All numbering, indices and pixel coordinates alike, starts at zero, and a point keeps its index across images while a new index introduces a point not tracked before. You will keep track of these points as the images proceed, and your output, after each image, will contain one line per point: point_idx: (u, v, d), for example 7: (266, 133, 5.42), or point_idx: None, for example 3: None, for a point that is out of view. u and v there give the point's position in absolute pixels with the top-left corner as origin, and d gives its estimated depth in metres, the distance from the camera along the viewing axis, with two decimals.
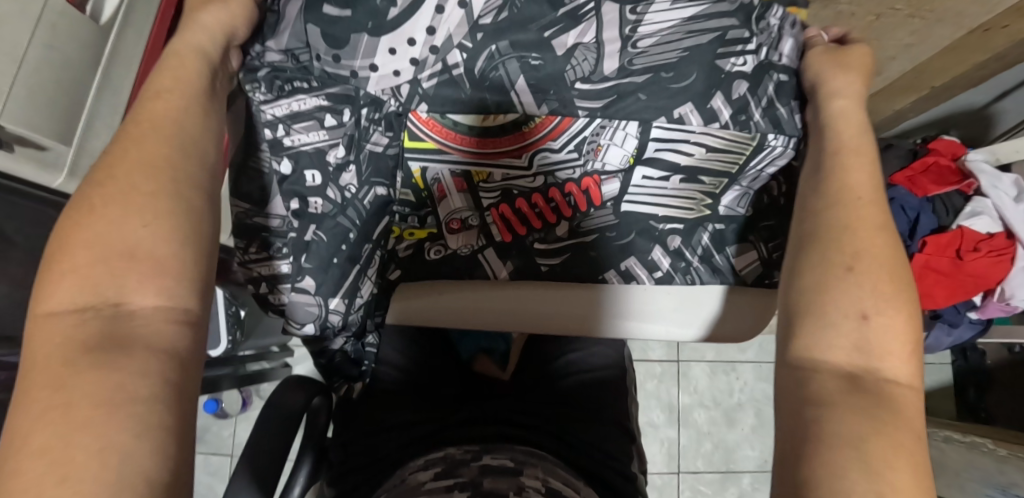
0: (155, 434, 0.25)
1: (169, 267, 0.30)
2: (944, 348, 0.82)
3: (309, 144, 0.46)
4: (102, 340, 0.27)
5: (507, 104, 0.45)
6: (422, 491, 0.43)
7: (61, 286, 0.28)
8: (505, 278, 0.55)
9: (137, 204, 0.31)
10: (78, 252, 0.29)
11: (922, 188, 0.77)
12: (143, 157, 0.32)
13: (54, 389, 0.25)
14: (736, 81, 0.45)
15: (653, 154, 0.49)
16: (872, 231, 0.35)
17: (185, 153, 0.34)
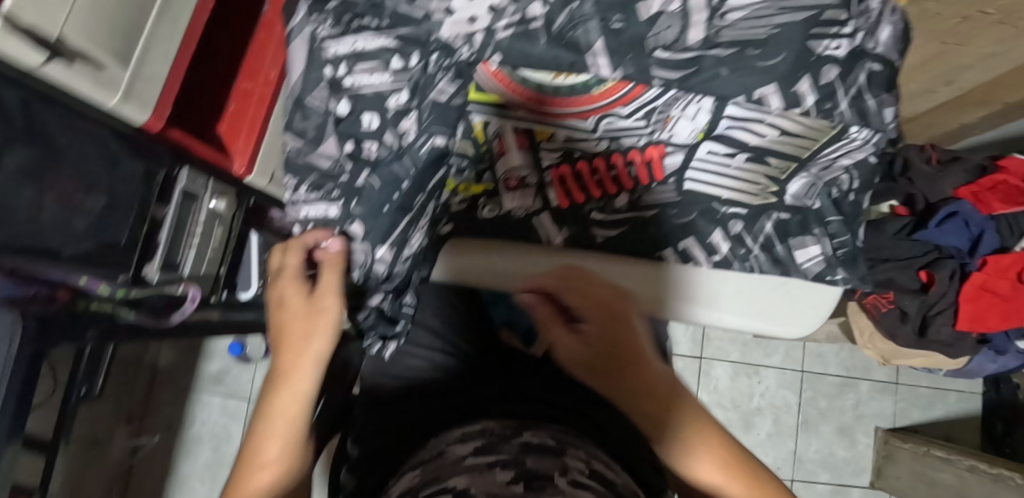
0: None
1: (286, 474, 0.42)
2: (988, 374, 0.80)
3: (369, 86, 0.44)
4: None
5: (582, 65, 0.42)
6: (463, 466, 0.43)
7: (252, 484, 0.41)
8: (557, 245, 0.56)
9: (286, 424, 0.43)
10: (264, 458, 0.42)
11: (987, 207, 0.72)
12: (269, 447, 0.42)
13: None
14: (827, 66, 0.42)
15: (723, 131, 0.46)
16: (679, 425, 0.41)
17: (288, 476, 0.42)
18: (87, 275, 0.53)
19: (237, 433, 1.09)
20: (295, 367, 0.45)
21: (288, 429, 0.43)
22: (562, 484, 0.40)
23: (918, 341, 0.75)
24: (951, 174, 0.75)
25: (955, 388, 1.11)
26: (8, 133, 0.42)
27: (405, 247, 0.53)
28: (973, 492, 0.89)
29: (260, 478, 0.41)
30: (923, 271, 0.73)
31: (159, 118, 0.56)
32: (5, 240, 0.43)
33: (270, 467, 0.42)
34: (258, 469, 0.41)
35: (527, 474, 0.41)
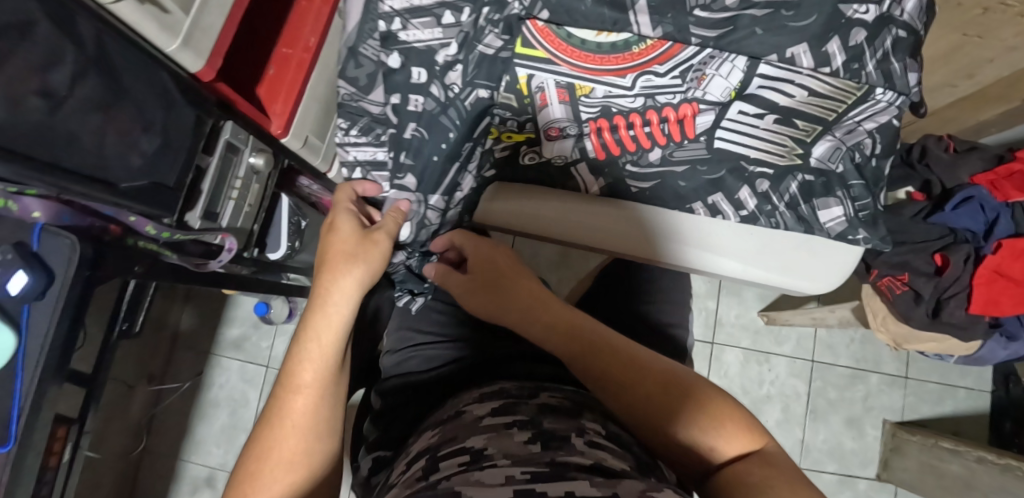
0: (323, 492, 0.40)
1: (326, 391, 0.42)
2: (1000, 362, 0.80)
3: (421, 41, 0.48)
4: (312, 430, 0.40)
5: (623, 23, 0.43)
6: (483, 425, 0.47)
7: (296, 399, 0.41)
8: (595, 193, 0.60)
9: (328, 344, 0.44)
10: (306, 374, 0.42)
11: (1003, 194, 0.74)
12: (311, 363, 0.42)
13: (289, 462, 0.39)
14: (856, 29, 0.43)
15: (756, 90, 0.49)
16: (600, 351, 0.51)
17: (326, 402, 0.42)
18: (137, 214, 0.54)
19: (253, 398, 1.12)
20: (332, 293, 0.46)
21: (324, 354, 0.43)
22: (578, 444, 0.42)
23: (931, 322, 0.75)
24: (968, 162, 0.77)
25: (964, 385, 1.11)
26: (81, 64, 0.43)
27: (450, 192, 0.59)
28: (981, 482, 0.89)
29: (300, 400, 0.41)
30: (938, 254, 0.74)
31: (212, 69, 0.57)
32: (73, 167, 0.45)
33: (312, 388, 0.41)
34: (297, 391, 0.41)
35: (543, 435, 0.43)
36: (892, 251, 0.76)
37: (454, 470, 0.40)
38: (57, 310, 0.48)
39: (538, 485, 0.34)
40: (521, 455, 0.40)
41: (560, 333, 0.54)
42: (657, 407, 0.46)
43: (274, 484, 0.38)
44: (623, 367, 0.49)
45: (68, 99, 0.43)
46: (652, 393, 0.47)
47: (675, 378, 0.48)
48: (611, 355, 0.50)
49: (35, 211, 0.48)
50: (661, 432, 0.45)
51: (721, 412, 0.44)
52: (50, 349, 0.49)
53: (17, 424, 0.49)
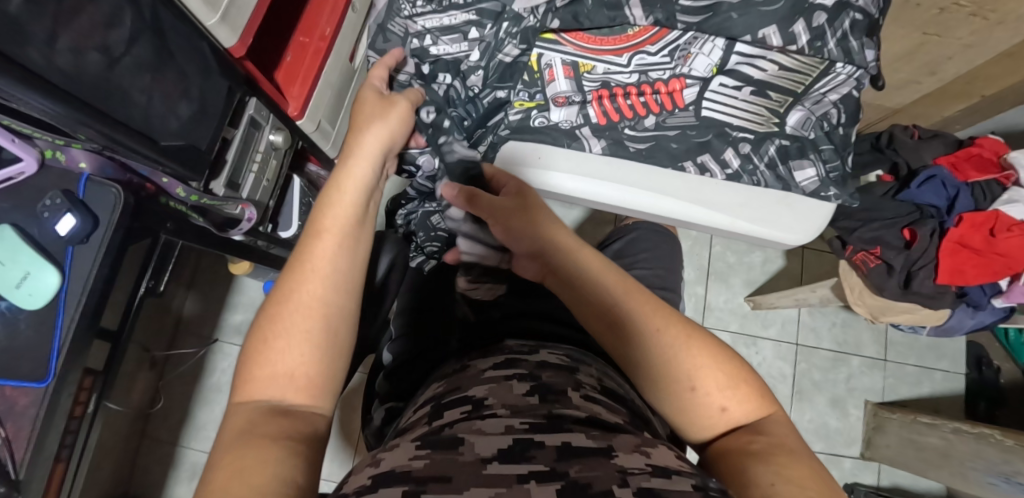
0: (338, 352, 0.38)
1: (349, 244, 0.41)
2: (966, 331, 0.87)
3: (450, 53, 0.57)
4: (333, 278, 0.39)
5: (621, 17, 0.51)
6: (484, 377, 0.49)
7: (320, 241, 0.40)
8: (597, 152, 0.60)
9: (350, 190, 0.43)
10: (331, 221, 0.41)
11: (963, 174, 0.82)
12: (336, 209, 0.42)
13: (304, 306, 0.37)
14: (817, 13, 0.49)
15: (734, 67, 0.55)
16: (615, 298, 0.44)
17: (348, 254, 0.40)
18: (169, 175, 0.60)
19: None
20: (358, 153, 0.46)
21: (348, 204, 0.42)
22: (575, 399, 0.44)
23: (903, 293, 0.81)
24: (931, 146, 0.85)
25: (940, 368, 1.18)
26: (137, 27, 0.50)
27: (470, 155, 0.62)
28: (958, 452, 0.94)
29: (322, 242, 0.40)
30: (907, 229, 0.81)
31: (242, 45, 0.61)
32: (123, 119, 0.50)
33: (335, 237, 0.40)
34: (320, 237, 0.40)
35: (541, 387, 0.45)
36: (866, 227, 0.82)
37: (457, 416, 0.41)
38: (101, 252, 0.53)
39: (537, 435, 0.35)
40: (519, 405, 0.42)
41: (572, 273, 0.46)
42: (681, 362, 0.40)
43: (285, 319, 0.37)
44: (652, 317, 0.42)
45: (124, 57, 0.50)
46: (682, 349, 0.41)
47: (704, 341, 0.42)
48: (628, 298, 0.43)
49: (82, 162, 0.55)
50: (672, 393, 0.41)
51: (737, 377, 0.41)
52: (91, 287, 0.53)
53: (59, 359, 0.53)
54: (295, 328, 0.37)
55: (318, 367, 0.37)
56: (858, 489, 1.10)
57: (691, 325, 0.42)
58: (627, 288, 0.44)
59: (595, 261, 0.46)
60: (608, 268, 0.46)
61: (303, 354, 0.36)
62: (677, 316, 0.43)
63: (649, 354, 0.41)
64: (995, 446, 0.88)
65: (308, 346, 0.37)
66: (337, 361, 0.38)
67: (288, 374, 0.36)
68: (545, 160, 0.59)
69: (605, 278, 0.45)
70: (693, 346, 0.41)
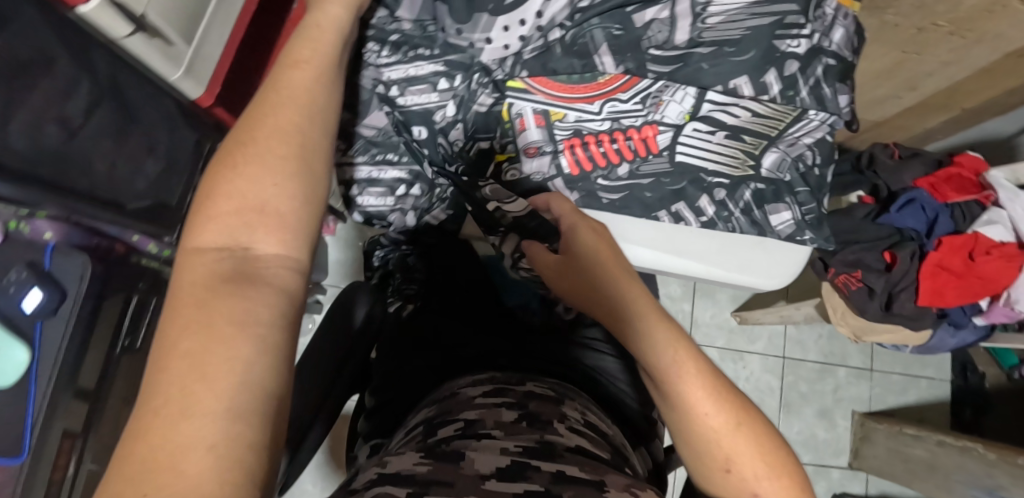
0: (316, 206, 0.31)
1: (323, 72, 0.34)
2: (948, 349, 0.88)
3: (419, 104, 0.55)
4: (309, 108, 0.32)
5: (591, 66, 0.51)
6: (474, 404, 0.48)
7: (291, 67, 0.33)
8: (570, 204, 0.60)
9: (319, 26, 0.36)
10: (304, 50, 0.34)
11: (943, 196, 0.82)
12: (310, 40, 0.35)
13: (277, 130, 0.31)
14: (789, 61, 0.50)
15: (707, 114, 0.54)
16: (679, 364, 0.38)
17: (327, 85, 0.34)
18: (141, 232, 0.60)
19: None
20: None
21: (324, 36, 0.36)
22: (560, 428, 0.45)
23: (884, 315, 0.82)
24: (910, 167, 0.85)
25: (925, 375, 1.19)
26: (95, 95, 0.51)
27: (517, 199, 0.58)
28: (943, 463, 0.96)
29: (297, 66, 0.33)
30: (887, 252, 0.81)
31: (212, 94, 0.60)
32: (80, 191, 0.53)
33: (309, 65, 0.34)
34: (292, 64, 0.33)
35: (529, 416, 0.46)
36: (847, 249, 0.82)
37: (450, 434, 0.42)
38: (72, 327, 0.55)
39: (533, 459, 0.37)
40: (512, 428, 0.43)
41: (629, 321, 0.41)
42: (721, 445, 0.37)
43: (255, 142, 0.30)
44: (706, 400, 0.37)
45: (83, 128, 0.51)
46: (725, 435, 0.37)
47: (756, 431, 0.38)
48: (687, 368, 0.38)
49: (48, 231, 0.55)
50: (702, 465, 0.39)
51: (778, 471, 0.38)
52: (62, 365, 0.55)
53: (33, 432, 0.54)
54: (269, 152, 0.30)
55: (295, 203, 0.30)
56: None
57: (739, 406, 0.38)
58: (684, 360, 0.38)
59: (661, 320, 0.40)
60: (674, 332, 0.39)
61: (273, 188, 0.29)
62: (735, 396, 0.38)
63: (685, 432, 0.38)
64: (979, 460, 0.90)
65: (278, 173, 0.29)
66: (316, 217, 0.31)
67: (257, 210, 0.29)
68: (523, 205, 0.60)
69: (667, 337, 0.39)
70: (736, 431, 0.37)
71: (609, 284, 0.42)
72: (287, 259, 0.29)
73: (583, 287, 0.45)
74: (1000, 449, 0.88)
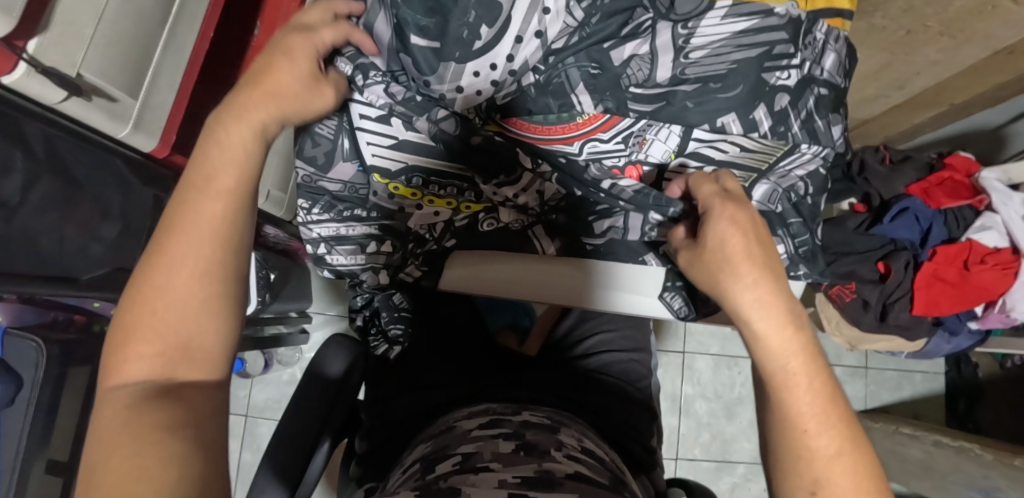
0: (231, 334, 0.34)
1: (240, 197, 0.35)
2: (942, 355, 0.87)
3: (387, 157, 0.51)
4: (226, 242, 0.34)
5: (568, 106, 0.46)
6: (470, 437, 0.41)
7: (209, 196, 0.34)
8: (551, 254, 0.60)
9: (248, 134, 0.36)
10: (227, 172, 0.35)
11: (936, 201, 0.80)
12: (228, 158, 0.35)
13: (199, 272, 0.32)
14: (779, 94, 0.46)
15: (693, 151, 0.50)
16: (801, 356, 0.37)
17: (245, 214, 0.35)
18: (102, 299, 0.56)
19: (234, 448, 1.08)
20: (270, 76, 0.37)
21: (246, 147, 0.36)
22: (556, 455, 0.38)
23: (879, 325, 0.81)
24: (902, 174, 0.82)
25: (920, 369, 1.19)
26: (31, 168, 0.47)
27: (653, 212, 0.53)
28: (940, 464, 0.96)
29: (213, 194, 0.34)
30: (881, 263, 0.79)
31: (166, 145, 0.56)
32: (32, 268, 0.49)
33: (231, 194, 0.35)
34: (210, 196, 0.34)
35: (525, 445, 0.39)
36: (842, 260, 0.79)
37: (449, 468, 0.36)
38: (32, 411, 0.51)
39: (532, 491, 0.32)
40: (510, 458, 0.37)
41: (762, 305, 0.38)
42: (813, 466, 0.34)
43: (175, 283, 0.32)
44: (816, 411, 0.35)
45: (24, 203, 0.47)
46: (822, 454, 0.34)
47: (864, 461, 0.34)
48: (807, 368, 0.36)
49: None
50: (789, 488, 0.35)
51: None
52: (24, 448, 0.51)
53: None
54: (188, 292, 0.32)
55: (216, 338, 0.33)
56: None
57: (851, 430, 0.35)
58: (798, 367, 0.36)
59: (784, 321, 0.38)
60: (799, 337, 0.37)
61: (192, 325, 0.32)
62: (847, 415, 0.35)
63: (779, 439, 0.36)
64: (975, 460, 0.90)
65: (196, 313, 0.32)
66: (230, 339, 0.34)
67: (180, 348, 0.31)
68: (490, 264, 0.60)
69: (794, 328, 0.37)
70: (834, 451, 0.34)
71: (728, 276, 0.40)
72: (212, 390, 0.32)
73: (702, 261, 0.42)
74: (997, 450, 0.88)
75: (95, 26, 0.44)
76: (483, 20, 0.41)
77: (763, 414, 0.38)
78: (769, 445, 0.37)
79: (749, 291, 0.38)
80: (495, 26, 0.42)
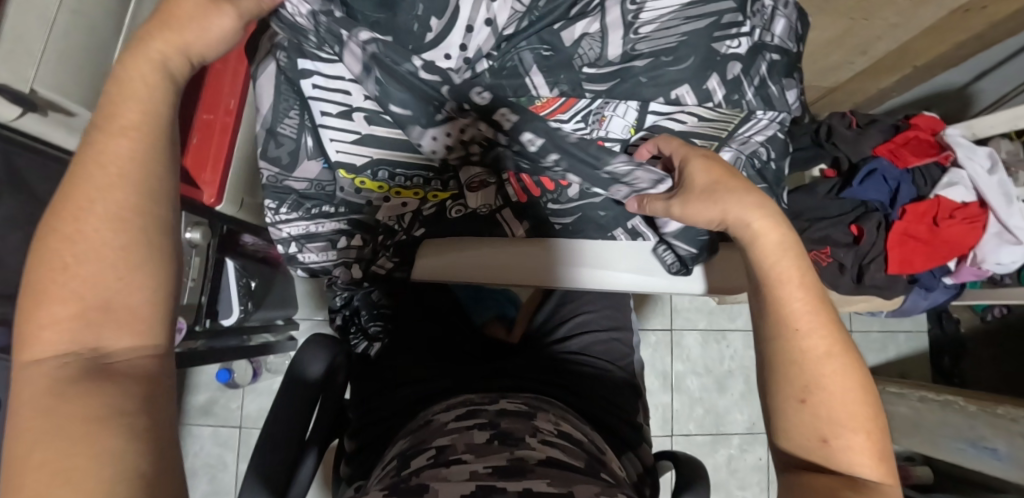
0: (163, 294, 0.30)
1: (150, 140, 0.32)
2: (921, 311, 0.89)
3: (349, 153, 0.51)
4: (137, 184, 0.30)
5: (522, 89, 0.44)
6: (446, 430, 0.42)
7: (116, 139, 0.31)
8: (521, 236, 0.61)
9: (151, 73, 0.33)
10: (130, 113, 0.32)
11: (904, 160, 0.81)
12: (136, 97, 0.32)
13: (112, 218, 0.29)
14: (731, 63, 0.47)
15: (653, 124, 0.50)
16: (790, 263, 0.41)
17: (159, 159, 0.32)
18: None
19: (231, 460, 1.07)
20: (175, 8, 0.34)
21: (154, 92, 0.33)
22: (531, 442, 0.39)
23: (857, 287, 0.81)
24: (869, 136, 0.84)
25: (904, 330, 1.21)
26: None
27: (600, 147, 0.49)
28: (927, 419, 0.98)
29: (120, 137, 0.31)
30: (854, 225, 0.80)
31: None
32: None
33: (136, 133, 0.31)
34: (113, 132, 0.31)
35: (500, 435, 0.40)
36: (815, 227, 0.80)
37: (422, 463, 0.37)
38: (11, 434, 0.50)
39: (499, 481, 0.32)
40: (483, 449, 0.38)
41: (753, 218, 0.43)
42: (806, 364, 0.39)
43: (85, 232, 0.29)
44: (808, 317, 0.39)
45: None
46: (813, 347, 0.39)
47: (849, 363, 0.39)
48: (797, 273, 0.41)
49: None
50: (780, 394, 0.40)
51: (863, 416, 0.38)
52: None
53: None
54: (96, 243, 0.29)
55: (146, 294, 0.29)
56: None
57: (837, 326, 0.40)
58: (790, 275, 0.41)
59: (774, 230, 0.43)
60: (787, 241, 0.42)
61: (110, 283, 0.28)
62: (835, 321, 0.40)
63: (773, 343, 0.40)
64: (960, 412, 0.92)
65: (111, 266, 0.28)
66: (166, 298, 0.31)
67: (100, 308, 0.28)
68: (459, 250, 0.60)
69: (783, 236, 0.42)
70: (824, 348, 0.39)
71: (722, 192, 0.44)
72: (149, 356, 0.29)
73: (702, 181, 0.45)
74: (979, 401, 0.90)
75: (45, 41, 0.44)
76: (431, 12, 0.41)
77: (759, 325, 0.42)
78: (763, 353, 0.41)
79: (738, 203, 0.43)
80: (445, 17, 0.41)
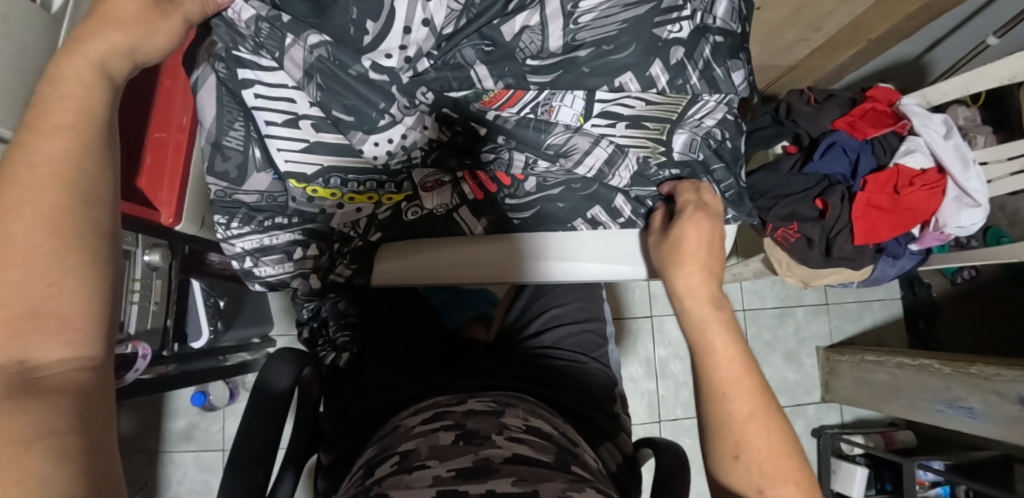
0: (97, 302, 0.30)
1: (86, 143, 0.31)
2: (891, 279, 0.90)
3: (298, 163, 0.50)
4: (70, 186, 0.30)
5: (466, 82, 0.44)
6: (411, 434, 0.41)
7: (45, 140, 0.30)
8: (480, 233, 0.60)
9: (82, 75, 0.32)
10: (60, 114, 0.31)
11: (862, 132, 0.83)
12: (66, 98, 0.31)
13: (42, 222, 0.28)
14: (674, 47, 0.47)
15: (601, 111, 0.49)
16: (720, 334, 0.47)
17: (93, 160, 0.32)
18: None
19: (216, 484, 1.05)
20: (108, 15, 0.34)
21: (86, 94, 0.32)
22: (498, 440, 0.38)
23: (826, 260, 0.83)
24: (828, 111, 0.84)
25: (878, 298, 1.23)
26: None
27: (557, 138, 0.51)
28: (905, 385, 1.00)
29: (48, 140, 0.30)
30: (819, 200, 0.81)
31: None
32: None
33: (69, 134, 0.31)
34: (43, 134, 0.30)
35: (465, 433, 0.39)
36: (780, 204, 0.81)
37: (386, 471, 0.36)
38: None
39: (462, 484, 0.32)
40: (448, 451, 0.37)
41: (698, 294, 0.50)
42: (735, 426, 0.42)
43: (12, 234, 0.27)
44: (734, 384, 0.44)
45: None
46: (739, 408, 0.43)
47: (773, 423, 0.43)
48: (727, 344, 0.46)
49: None
50: (716, 452, 0.43)
51: (792, 471, 0.41)
52: None
53: None
54: (25, 247, 0.27)
55: (78, 301, 0.29)
56: (825, 433, 1.16)
57: (764, 391, 0.44)
58: (722, 345, 0.46)
59: (709, 303, 0.49)
60: (720, 314, 0.49)
61: (36, 291, 0.27)
62: (761, 387, 0.44)
63: (707, 408, 0.45)
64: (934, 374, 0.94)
65: (39, 272, 0.28)
66: (99, 307, 0.30)
67: (29, 317, 0.27)
68: (422, 251, 0.60)
69: (717, 310, 0.49)
70: (749, 410, 0.43)
71: (679, 266, 0.52)
72: (80, 366, 0.28)
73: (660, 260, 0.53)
74: (953, 362, 0.92)
75: None
76: (366, 15, 0.40)
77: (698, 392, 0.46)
78: (703, 414, 0.45)
79: (687, 277, 0.51)
80: (379, 24, 0.40)
